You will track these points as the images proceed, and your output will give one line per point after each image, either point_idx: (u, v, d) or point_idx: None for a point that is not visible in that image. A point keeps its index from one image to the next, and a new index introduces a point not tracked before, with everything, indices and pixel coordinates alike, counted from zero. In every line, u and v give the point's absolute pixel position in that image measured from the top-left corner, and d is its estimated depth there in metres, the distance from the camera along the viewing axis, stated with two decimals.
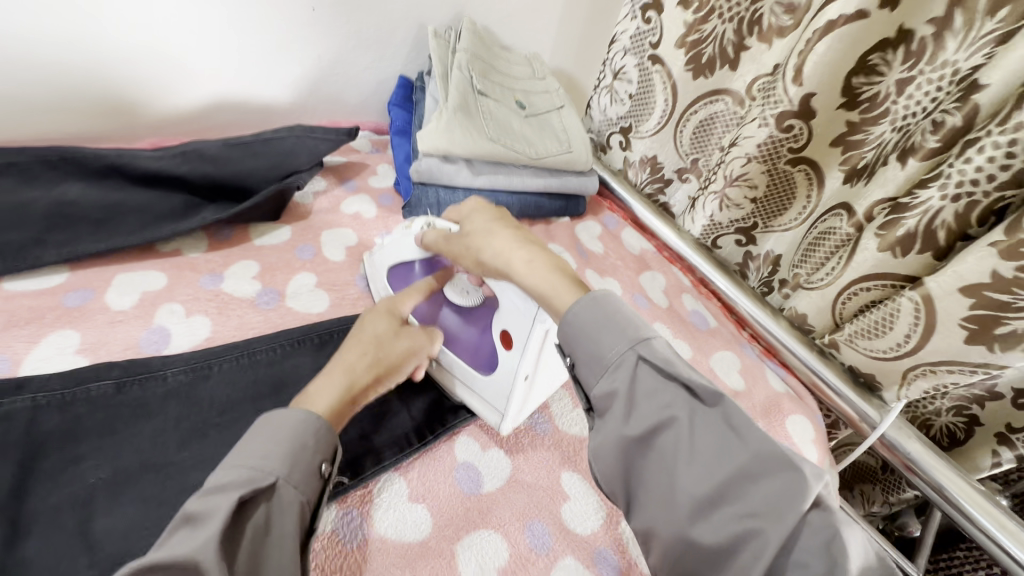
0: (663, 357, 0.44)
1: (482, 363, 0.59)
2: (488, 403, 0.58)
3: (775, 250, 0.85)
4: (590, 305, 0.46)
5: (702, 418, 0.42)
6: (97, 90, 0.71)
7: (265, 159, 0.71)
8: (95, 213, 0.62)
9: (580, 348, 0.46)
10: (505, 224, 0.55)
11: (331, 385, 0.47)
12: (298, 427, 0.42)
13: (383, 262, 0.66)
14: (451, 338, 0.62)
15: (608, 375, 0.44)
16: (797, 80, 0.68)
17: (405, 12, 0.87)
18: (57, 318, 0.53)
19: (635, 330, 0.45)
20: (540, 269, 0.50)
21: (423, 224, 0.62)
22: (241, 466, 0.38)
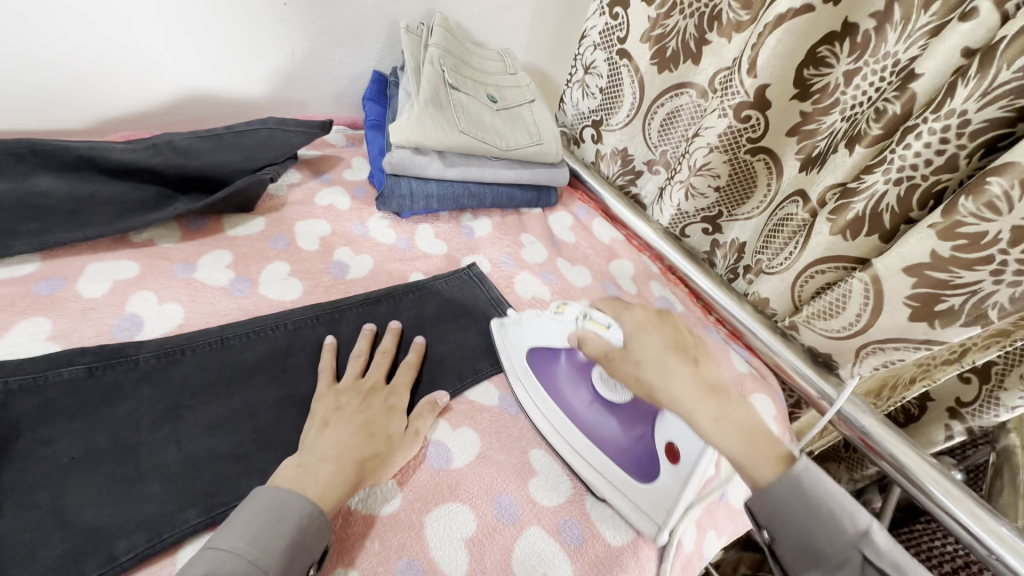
0: (892, 560, 0.45)
1: (637, 468, 0.58)
2: (637, 510, 0.55)
3: (740, 238, 0.89)
4: (788, 484, 0.48)
5: (876, 570, 0.45)
6: (68, 84, 0.72)
7: (239, 151, 0.73)
8: (66, 205, 0.63)
9: (783, 530, 0.49)
10: (682, 356, 0.54)
11: (341, 472, 0.47)
12: (300, 523, 0.43)
13: (523, 339, 0.65)
14: (588, 430, 0.60)
15: (834, 573, 0.47)
16: (752, 72, 0.71)
17: (378, 8, 0.89)
18: (29, 305, 0.54)
19: (846, 530, 0.47)
20: (709, 424, 0.50)
21: (579, 315, 0.60)
22: (239, 555, 0.40)
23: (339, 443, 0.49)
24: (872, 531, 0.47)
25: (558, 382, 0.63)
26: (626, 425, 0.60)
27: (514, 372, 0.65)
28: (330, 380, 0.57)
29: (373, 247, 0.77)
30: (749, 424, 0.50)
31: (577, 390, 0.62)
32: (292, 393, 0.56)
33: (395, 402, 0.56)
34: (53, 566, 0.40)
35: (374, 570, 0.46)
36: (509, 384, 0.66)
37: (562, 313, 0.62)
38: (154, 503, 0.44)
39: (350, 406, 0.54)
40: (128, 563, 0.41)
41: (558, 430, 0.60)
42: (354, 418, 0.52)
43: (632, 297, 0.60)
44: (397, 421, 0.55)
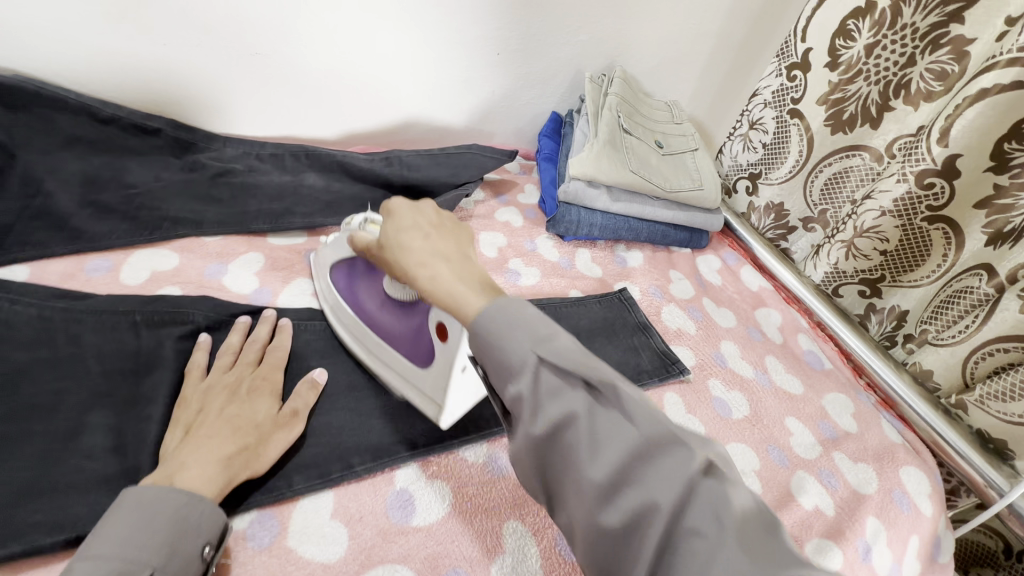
0: (574, 359, 0.39)
1: (418, 354, 0.59)
2: (425, 396, 0.59)
3: (901, 305, 0.86)
4: (494, 305, 0.42)
5: (603, 414, 0.37)
6: (331, 105, 0.92)
7: (447, 168, 0.88)
8: (324, 197, 0.80)
9: (489, 355, 0.41)
10: (417, 232, 0.51)
11: (206, 470, 0.45)
12: (177, 510, 0.42)
13: (324, 262, 0.68)
14: (380, 332, 0.62)
15: (515, 381, 0.39)
16: (942, 141, 0.72)
17: (568, 61, 1.03)
18: (299, 268, 0.72)
19: (536, 330, 0.40)
20: (445, 278, 0.46)
21: (361, 220, 0.61)
22: (109, 558, 0.38)
23: (201, 442, 0.48)
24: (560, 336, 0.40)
25: (356, 293, 0.65)
26: (400, 315, 0.61)
27: (326, 294, 0.68)
28: (199, 377, 0.56)
29: (542, 262, 0.88)
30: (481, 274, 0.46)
31: (370, 295, 0.63)
32: None
33: (262, 387, 0.56)
34: (311, 460, 0.54)
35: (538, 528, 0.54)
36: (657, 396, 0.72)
37: (352, 224, 0.63)
38: (377, 434, 0.58)
39: (214, 404, 0.52)
40: (359, 471, 0.54)
41: (358, 336, 0.64)
42: (214, 418, 0.50)
43: (405, 199, 0.53)
44: (265, 404, 0.54)
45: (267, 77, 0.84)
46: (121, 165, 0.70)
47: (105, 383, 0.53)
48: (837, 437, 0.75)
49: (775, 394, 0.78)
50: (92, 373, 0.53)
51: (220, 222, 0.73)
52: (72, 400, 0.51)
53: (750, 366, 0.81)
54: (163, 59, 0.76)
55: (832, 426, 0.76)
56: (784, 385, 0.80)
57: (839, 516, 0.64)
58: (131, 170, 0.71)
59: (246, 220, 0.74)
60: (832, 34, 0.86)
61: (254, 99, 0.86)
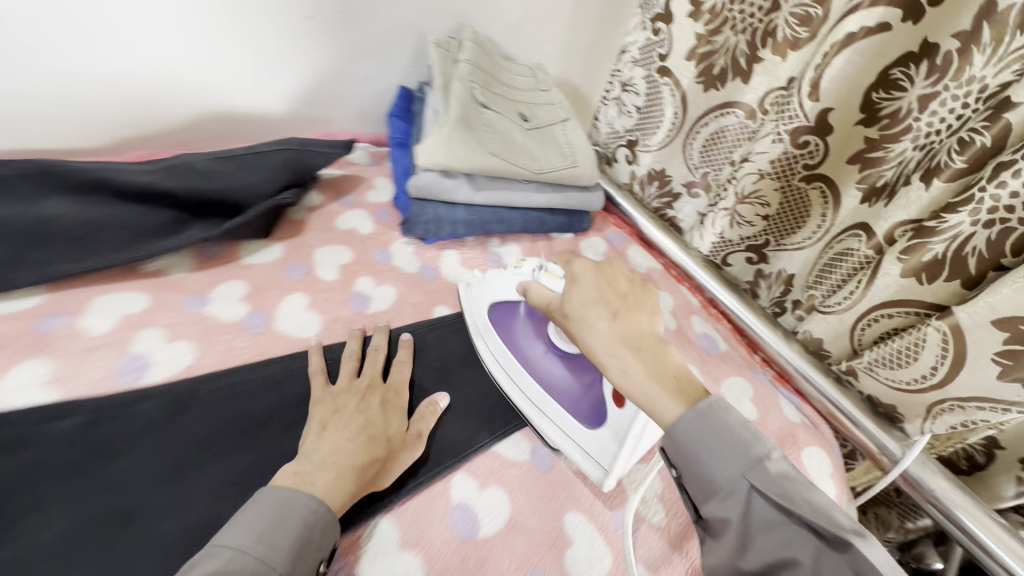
0: (781, 488, 0.39)
1: (584, 411, 0.61)
2: (591, 458, 0.57)
3: (787, 270, 0.82)
4: (695, 418, 0.43)
5: (829, 562, 0.36)
6: (78, 100, 0.67)
7: (259, 173, 0.68)
8: (74, 232, 0.59)
9: (685, 464, 0.44)
10: (602, 309, 0.50)
11: (342, 479, 0.45)
12: (306, 519, 0.41)
13: (483, 298, 0.68)
14: (544, 382, 0.63)
15: (720, 503, 0.41)
16: (813, 95, 0.65)
17: (406, 22, 0.85)
18: (26, 345, 0.50)
19: (748, 452, 0.41)
20: (638, 372, 0.46)
21: (536, 267, 0.62)
22: (247, 552, 0.37)
23: (339, 449, 0.46)
24: (767, 460, 0.41)
25: (515, 335, 0.66)
26: (575, 372, 0.63)
27: (478, 328, 0.67)
28: (323, 385, 0.54)
29: (396, 276, 0.72)
30: (676, 377, 0.46)
31: (530, 338, 0.65)
32: None
33: (393, 403, 0.55)
34: None
35: None
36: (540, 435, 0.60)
37: (521, 268, 0.65)
38: None
39: (348, 408, 0.51)
40: None
41: (514, 377, 0.63)
42: (354, 420, 0.50)
43: (588, 263, 0.55)
44: (398, 421, 0.53)
45: None
46: None
47: None
48: None
49: None
50: None
51: None
52: None
53: None
54: None
55: None
56: None
57: None
58: None
59: None
60: None
61: None
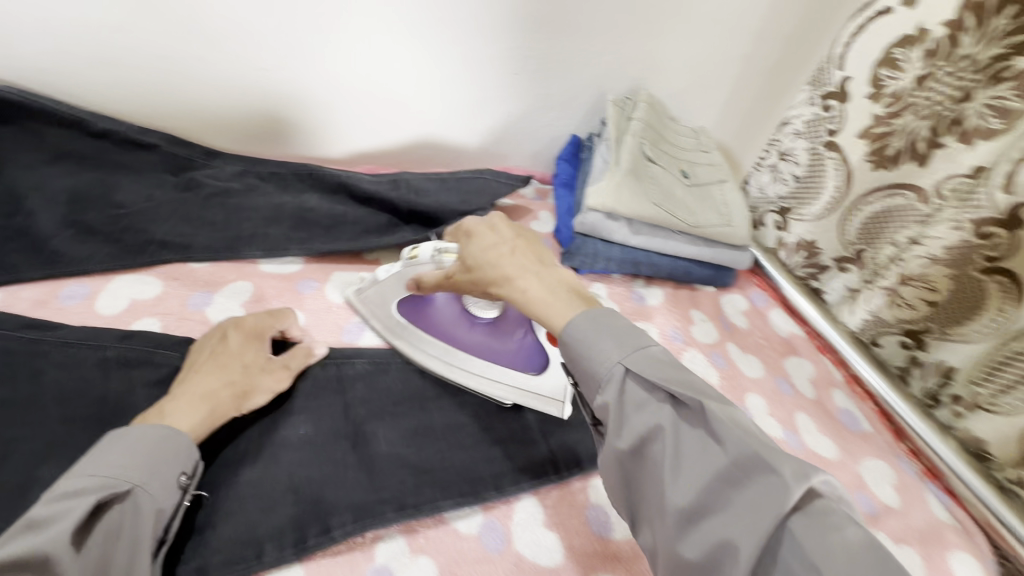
0: (651, 372, 0.42)
1: (527, 363, 0.62)
2: (543, 398, 0.62)
3: (948, 361, 0.77)
4: (587, 321, 0.46)
5: (689, 433, 0.40)
6: (336, 121, 0.87)
7: (457, 194, 0.83)
8: (324, 221, 0.76)
9: (580, 372, 0.46)
10: (512, 235, 0.53)
11: (193, 407, 0.48)
12: (154, 443, 0.44)
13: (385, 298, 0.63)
14: (484, 354, 0.62)
15: (603, 391, 0.43)
16: (1008, 187, 0.66)
17: (591, 82, 0.97)
18: (292, 299, 0.66)
19: (634, 341, 0.44)
20: (540, 295, 0.49)
21: (432, 251, 0.58)
22: (95, 473, 0.40)
23: (194, 387, 0.49)
24: (640, 348, 0.44)
25: (434, 325, 0.63)
26: (506, 337, 0.63)
27: (391, 328, 0.64)
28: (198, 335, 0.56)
29: None
30: (567, 284, 0.50)
31: (456, 324, 0.62)
32: (471, 424, 0.60)
33: (257, 331, 0.56)
34: (282, 525, 0.48)
35: None
36: None
37: (416, 258, 0.60)
38: (362, 494, 0.51)
39: (203, 349, 0.53)
40: (338, 538, 0.48)
41: (450, 362, 0.62)
42: (205, 361, 0.52)
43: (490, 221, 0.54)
44: (257, 352, 0.55)
45: (273, 92, 0.80)
46: (112, 181, 0.67)
47: (64, 433, 0.47)
48: (878, 511, 0.67)
49: (806, 458, 0.70)
50: (53, 421, 0.48)
51: (209, 247, 0.67)
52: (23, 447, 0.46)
53: (779, 425, 0.73)
54: (163, 72, 0.74)
55: (870, 499, 0.68)
56: (816, 447, 0.72)
57: None
58: (121, 188, 0.67)
59: (237, 245, 0.69)
60: (877, 63, 0.80)
61: (260, 116, 0.83)
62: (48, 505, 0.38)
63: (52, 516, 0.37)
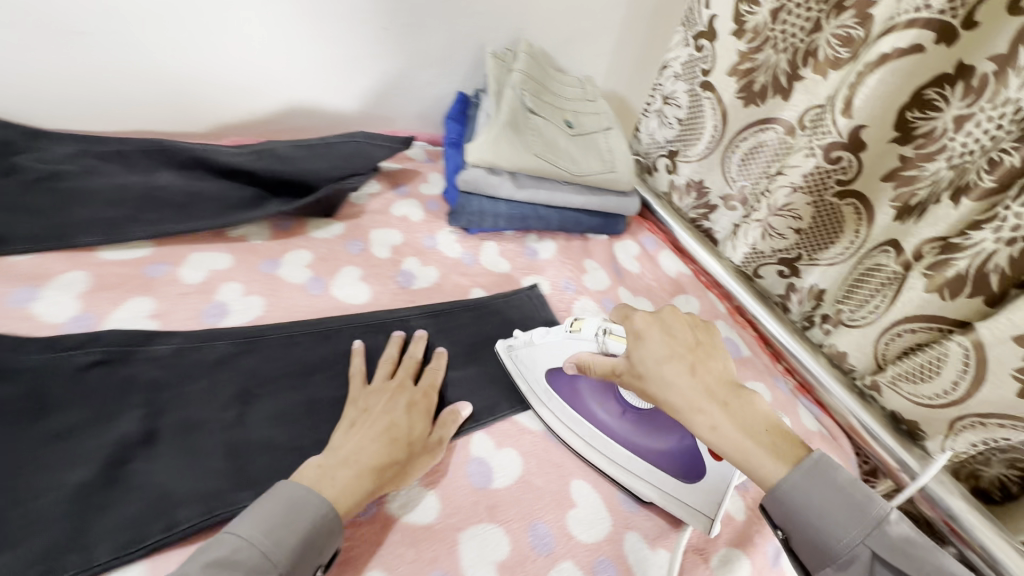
0: (890, 542, 0.42)
1: (683, 469, 0.58)
2: (689, 508, 0.56)
3: (819, 285, 0.82)
4: (808, 485, 0.44)
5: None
6: (188, 92, 0.80)
7: (328, 161, 0.79)
8: (179, 199, 0.70)
9: (794, 530, 0.45)
10: (682, 357, 0.51)
11: (356, 483, 0.46)
12: (312, 524, 0.42)
13: (536, 362, 0.64)
14: (629, 443, 0.60)
15: (841, 570, 0.43)
16: (846, 112, 0.68)
17: (468, 35, 0.93)
18: (136, 286, 0.60)
19: (854, 503, 0.43)
20: (727, 426, 0.47)
21: (598, 331, 0.59)
22: (248, 541, 0.40)
23: (361, 450, 0.49)
24: (876, 515, 0.43)
25: (582, 396, 0.64)
26: (652, 431, 0.61)
27: (536, 391, 0.63)
28: (361, 382, 0.58)
29: (439, 260, 0.80)
30: (767, 422, 0.48)
31: (602, 400, 0.63)
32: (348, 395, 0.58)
33: (420, 405, 0.56)
34: (126, 521, 0.43)
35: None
36: None
37: (580, 332, 0.61)
38: (217, 476, 0.47)
39: (377, 406, 0.54)
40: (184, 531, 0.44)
41: (592, 442, 0.61)
42: (379, 421, 0.52)
43: (660, 329, 0.53)
44: (423, 425, 0.55)
45: (102, 63, 0.72)
46: None
47: None
48: None
49: None
50: None
51: (34, 236, 0.60)
52: None
53: None
54: None
55: None
56: None
57: (748, 521, 0.59)
58: None
59: (69, 233, 0.62)
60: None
61: (91, 92, 0.74)
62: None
63: None
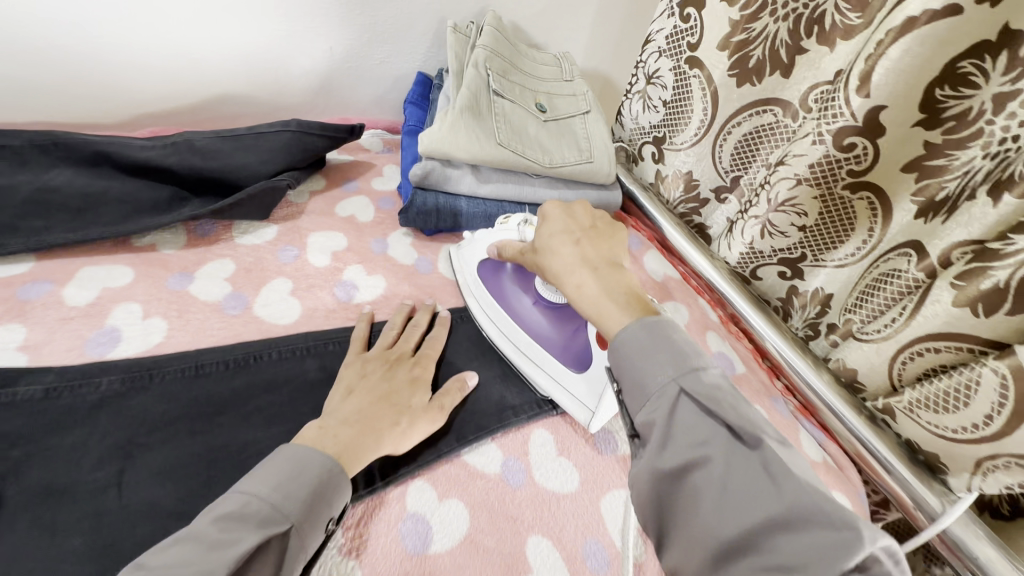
0: (710, 391, 0.37)
1: (576, 357, 0.62)
2: (576, 401, 0.59)
3: (825, 289, 0.72)
4: (639, 330, 0.42)
5: (739, 460, 0.35)
6: (95, 74, 0.69)
7: (257, 154, 0.68)
8: (75, 202, 0.60)
9: (624, 374, 0.42)
10: (567, 237, 0.53)
11: (358, 441, 0.46)
12: (320, 476, 0.41)
13: (469, 257, 0.69)
14: (533, 331, 0.64)
15: (647, 407, 0.39)
16: (862, 90, 0.57)
17: (427, 7, 0.81)
18: (8, 310, 0.51)
19: (684, 360, 0.39)
20: (594, 292, 0.47)
21: (519, 221, 0.64)
22: (259, 497, 0.38)
23: (363, 412, 0.49)
24: (699, 368, 0.39)
25: (503, 289, 0.67)
26: (561, 325, 0.64)
27: (466, 283, 0.69)
28: (360, 349, 0.57)
29: (389, 266, 0.69)
30: (628, 290, 0.47)
31: (518, 292, 0.66)
32: (259, 440, 0.49)
33: (420, 377, 0.55)
34: None
35: None
36: (520, 447, 0.56)
37: (507, 224, 0.65)
38: (74, 560, 0.38)
39: (376, 374, 0.53)
40: None
41: (502, 329, 0.64)
42: (379, 387, 0.52)
43: (561, 207, 0.56)
44: (421, 394, 0.53)
45: None
46: None
47: None
48: None
49: None
50: None
51: None
52: None
53: None
54: None
55: None
56: None
57: None
58: None
59: None
60: None
61: None
62: (214, 530, 0.34)
63: (222, 545, 0.34)
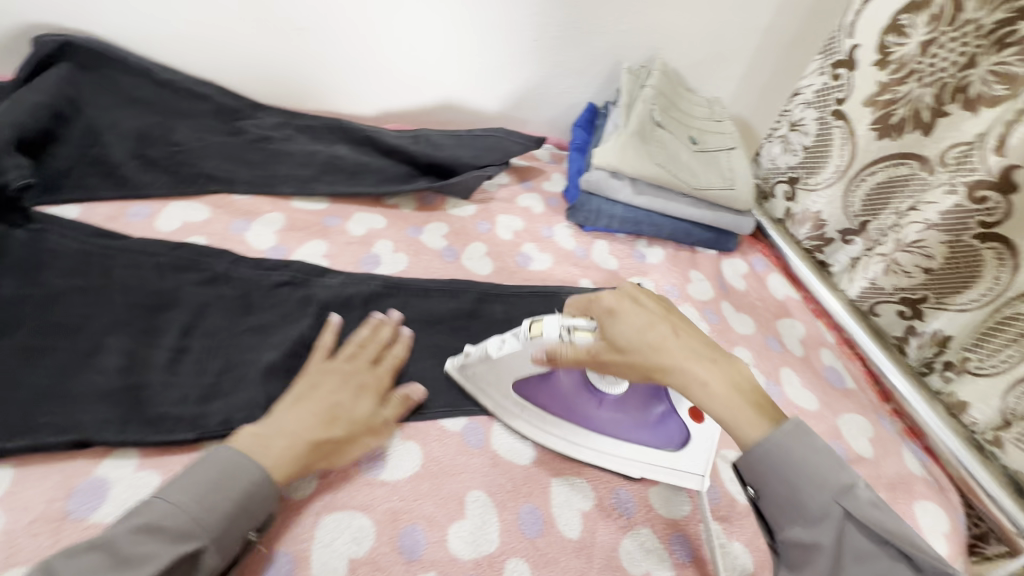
0: (860, 503, 0.43)
1: (666, 437, 0.58)
2: (677, 472, 0.57)
3: (944, 331, 0.76)
4: (776, 437, 0.45)
5: (864, 531, 0.43)
6: (367, 82, 0.95)
7: (471, 150, 0.90)
8: (350, 167, 0.84)
9: (766, 484, 0.45)
10: (666, 325, 0.50)
11: (282, 453, 0.48)
12: (246, 488, 0.45)
13: (495, 377, 0.59)
14: (608, 429, 0.58)
15: (807, 525, 0.44)
16: (999, 151, 0.67)
17: (607, 51, 1.01)
18: (315, 231, 0.74)
19: (824, 465, 0.44)
20: (720, 392, 0.46)
21: (562, 328, 0.53)
22: (176, 505, 0.42)
23: (295, 421, 0.50)
24: (837, 470, 0.44)
25: (546, 404, 0.59)
26: (640, 411, 0.59)
27: (498, 404, 0.60)
28: (323, 353, 0.58)
29: (556, 249, 0.87)
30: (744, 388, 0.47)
31: (580, 398, 0.59)
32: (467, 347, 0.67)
33: (368, 388, 0.57)
34: None
35: (501, 502, 0.54)
36: None
37: (539, 334, 0.55)
38: None
39: (326, 385, 0.54)
40: None
41: (572, 440, 0.59)
42: (324, 399, 0.53)
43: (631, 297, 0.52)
44: (366, 404, 0.55)
45: (309, 51, 0.88)
46: (171, 124, 0.77)
47: (125, 313, 0.58)
48: (847, 458, 0.71)
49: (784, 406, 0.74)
50: (118, 306, 0.58)
51: (250, 182, 0.77)
52: (94, 323, 0.56)
53: (762, 376, 0.77)
54: (217, 35, 0.83)
55: (843, 447, 0.72)
56: (797, 399, 0.75)
57: None
58: (179, 129, 0.77)
59: (273, 182, 0.78)
60: (883, 30, 0.81)
61: (298, 75, 0.91)
62: (128, 540, 0.39)
63: (132, 559, 0.39)
